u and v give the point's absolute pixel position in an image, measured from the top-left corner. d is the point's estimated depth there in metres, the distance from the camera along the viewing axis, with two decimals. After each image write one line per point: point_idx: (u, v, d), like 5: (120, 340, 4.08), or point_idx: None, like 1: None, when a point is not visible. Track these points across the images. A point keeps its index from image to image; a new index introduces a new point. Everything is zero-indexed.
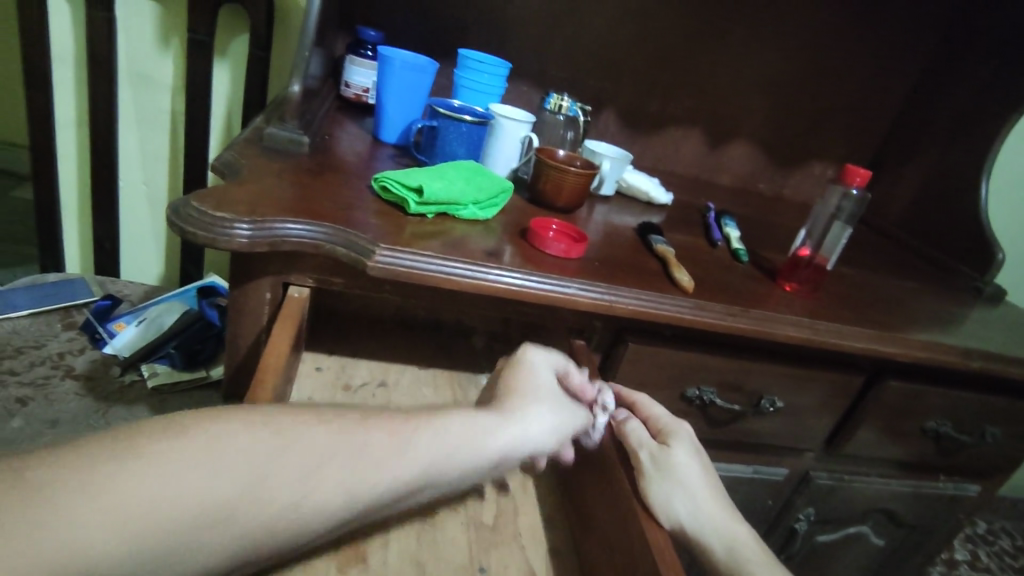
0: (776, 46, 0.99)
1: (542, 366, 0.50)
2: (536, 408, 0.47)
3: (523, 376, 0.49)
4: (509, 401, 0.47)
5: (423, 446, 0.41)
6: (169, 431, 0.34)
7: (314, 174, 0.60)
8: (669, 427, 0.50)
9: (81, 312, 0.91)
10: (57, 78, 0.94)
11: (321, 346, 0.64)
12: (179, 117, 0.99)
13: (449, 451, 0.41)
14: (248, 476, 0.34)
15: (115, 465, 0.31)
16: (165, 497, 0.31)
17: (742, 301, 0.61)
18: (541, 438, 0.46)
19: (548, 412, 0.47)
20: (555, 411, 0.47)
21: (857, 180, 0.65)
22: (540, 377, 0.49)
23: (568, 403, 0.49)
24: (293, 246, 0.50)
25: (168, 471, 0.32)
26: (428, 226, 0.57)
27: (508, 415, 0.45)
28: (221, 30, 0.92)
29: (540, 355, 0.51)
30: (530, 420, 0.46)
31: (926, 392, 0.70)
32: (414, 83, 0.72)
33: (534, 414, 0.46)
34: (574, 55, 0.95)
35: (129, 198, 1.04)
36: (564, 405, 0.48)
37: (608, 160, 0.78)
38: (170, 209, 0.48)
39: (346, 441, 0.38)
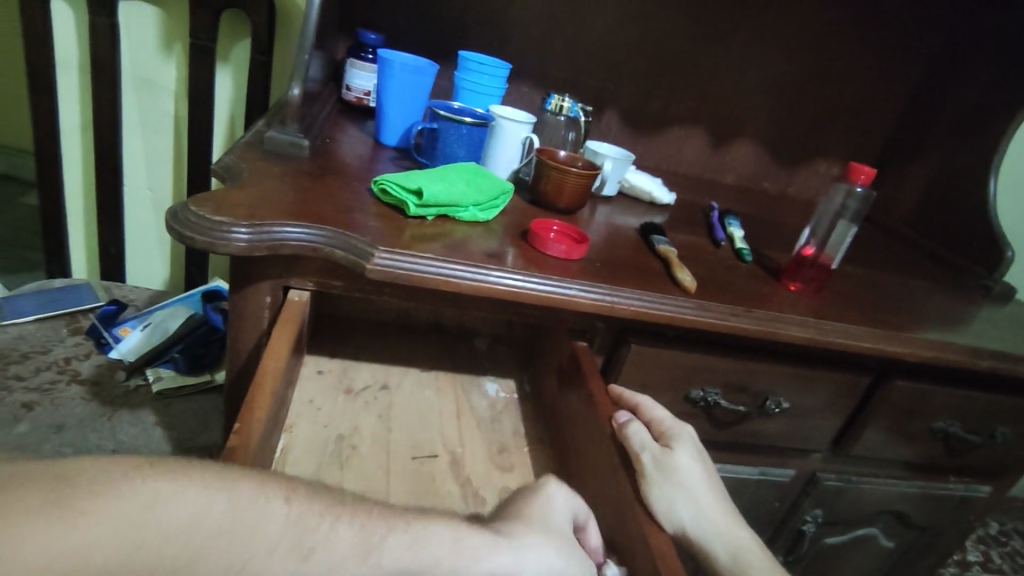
0: (779, 44, 0.98)
1: (560, 503, 0.44)
2: (541, 540, 0.41)
3: (535, 507, 0.43)
4: (512, 528, 0.41)
5: (397, 544, 0.36)
6: (179, 472, 0.32)
7: (314, 177, 0.60)
8: (672, 430, 0.49)
9: (87, 317, 0.92)
10: (62, 84, 0.95)
11: (323, 349, 0.64)
12: (182, 122, 0.99)
13: None
14: (250, 531, 0.32)
15: (134, 488, 0.30)
16: (178, 522, 0.31)
17: (746, 301, 0.60)
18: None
19: (553, 554, 0.40)
20: (562, 552, 0.41)
21: (861, 178, 0.65)
22: (556, 518, 0.43)
23: (577, 550, 0.42)
24: (292, 249, 0.49)
25: (180, 501, 0.31)
26: (428, 228, 0.57)
27: (508, 544, 0.39)
28: (223, 35, 0.93)
29: (563, 495, 0.45)
30: (528, 552, 0.40)
31: (934, 391, 0.69)
32: (414, 85, 0.72)
33: (537, 547, 0.40)
34: (575, 55, 0.94)
35: (134, 203, 1.04)
36: (571, 545, 0.42)
37: (610, 160, 0.78)
38: (169, 213, 0.48)
39: (343, 527, 0.35)
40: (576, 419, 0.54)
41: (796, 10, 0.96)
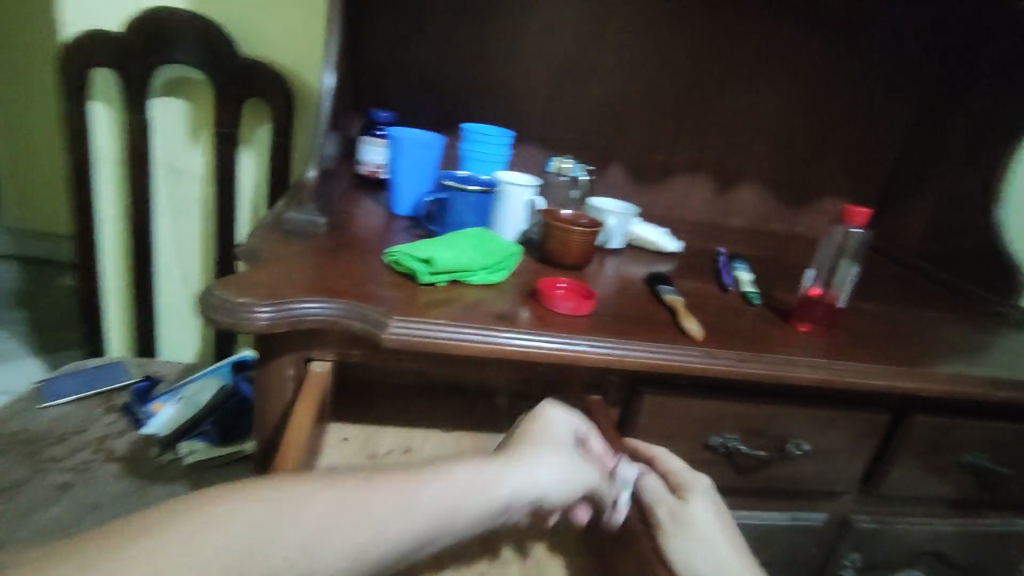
0: (773, 90, 1.02)
1: (560, 423, 0.50)
2: (542, 457, 0.46)
3: (537, 427, 0.49)
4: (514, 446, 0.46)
5: (433, 490, 0.40)
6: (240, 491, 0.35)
7: (331, 253, 0.64)
8: (688, 480, 0.49)
9: (122, 395, 0.95)
10: (100, 178, 1.02)
11: (346, 416, 0.66)
12: (209, 203, 1.05)
13: (465, 521, 0.41)
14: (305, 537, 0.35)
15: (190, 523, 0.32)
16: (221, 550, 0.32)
17: (754, 345, 0.61)
18: (546, 486, 0.45)
19: (554, 463, 0.47)
20: (564, 463, 0.47)
21: (857, 219, 0.66)
22: (557, 433, 0.49)
23: (580, 461, 0.48)
24: (311, 322, 0.52)
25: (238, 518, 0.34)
26: (440, 294, 0.60)
27: (511, 459, 0.45)
28: (245, 121, 1.00)
29: (562, 414, 0.50)
30: (535, 465, 0.45)
31: (959, 425, 0.68)
32: (421, 159, 0.76)
33: (537, 462, 0.46)
34: (575, 117, 0.99)
35: (165, 282, 1.10)
36: (573, 459, 0.48)
37: (614, 216, 0.81)
38: (197, 297, 0.51)
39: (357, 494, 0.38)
40: None
41: (785, 59, 1.00)
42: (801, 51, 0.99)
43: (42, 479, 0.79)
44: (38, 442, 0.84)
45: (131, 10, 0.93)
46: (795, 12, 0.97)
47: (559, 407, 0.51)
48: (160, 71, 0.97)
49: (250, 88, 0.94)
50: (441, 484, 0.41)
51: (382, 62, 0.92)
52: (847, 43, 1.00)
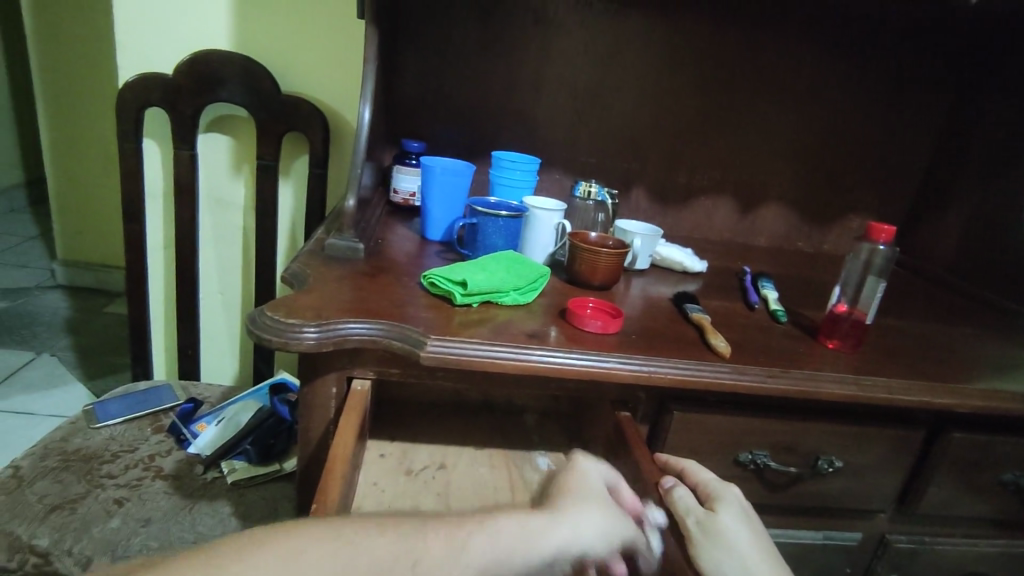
0: (794, 112, 1.03)
1: (594, 476, 0.52)
2: (585, 511, 0.47)
3: (574, 480, 0.51)
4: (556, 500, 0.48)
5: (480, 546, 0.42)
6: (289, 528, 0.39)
7: (370, 277, 0.67)
8: (718, 490, 0.51)
9: (169, 415, 1.00)
10: (150, 211, 1.08)
11: (383, 433, 0.68)
12: (250, 232, 1.11)
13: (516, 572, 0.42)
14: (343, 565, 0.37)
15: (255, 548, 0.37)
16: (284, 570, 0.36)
17: (782, 362, 0.62)
18: (590, 536, 0.46)
19: (597, 514, 0.48)
20: (605, 514, 0.48)
21: (882, 236, 0.67)
22: (593, 484, 0.51)
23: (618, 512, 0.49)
24: (354, 342, 0.55)
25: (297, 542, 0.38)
26: (474, 314, 0.62)
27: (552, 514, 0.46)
28: (285, 155, 1.06)
29: (594, 463, 0.53)
30: (578, 518, 0.47)
31: (997, 442, 0.67)
32: (454, 186, 0.80)
33: (582, 516, 0.47)
34: (600, 143, 1.02)
35: (209, 307, 1.15)
36: (612, 510, 0.49)
37: (639, 237, 0.83)
38: (248, 320, 0.55)
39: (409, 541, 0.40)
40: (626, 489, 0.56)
41: (806, 81, 1.02)
42: (821, 73, 1.01)
43: (97, 494, 0.82)
44: (92, 461, 0.88)
45: (181, 54, 1.00)
46: (813, 36, 0.99)
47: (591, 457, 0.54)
48: (208, 109, 1.03)
49: (290, 123, 0.99)
50: (487, 538, 0.42)
51: (414, 95, 0.96)
52: (868, 63, 1.01)
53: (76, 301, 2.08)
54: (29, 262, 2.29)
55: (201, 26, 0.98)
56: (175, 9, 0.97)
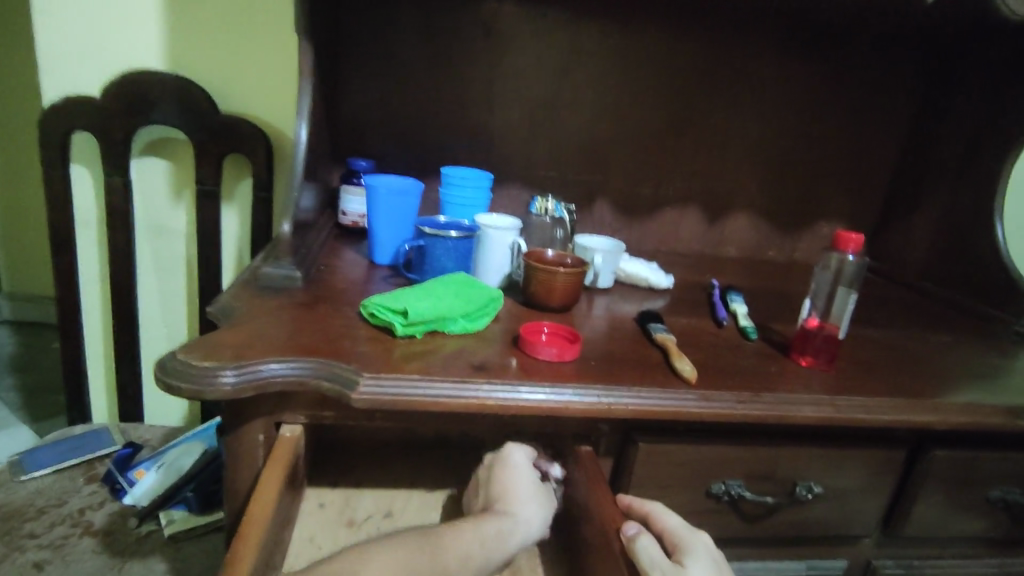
0: (757, 118, 1.01)
1: (523, 462, 0.54)
2: (525, 510, 0.50)
3: (508, 478, 0.52)
4: (502, 504, 0.50)
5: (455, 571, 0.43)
6: None
7: (305, 308, 0.61)
8: (684, 538, 0.47)
9: (104, 463, 0.92)
10: (83, 242, 1.01)
11: (325, 479, 0.62)
12: (194, 261, 1.04)
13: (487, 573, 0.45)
14: None
15: None
16: None
17: (752, 384, 0.58)
18: (538, 529, 0.50)
19: (536, 508, 0.51)
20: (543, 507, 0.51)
21: (851, 246, 0.63)
22: (522, 468, 0.53)
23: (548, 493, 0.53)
24: (278, 386, 0.49)
25: None
26: (417, 346, 0.57)
27: (506, 520, 0.49)
28: (227, 178, 1.00)
29: (520, 453, 0.54)
30: (527, 516, 0.50)
31: (980, 458, 0.63)
32: (401, 206, 0.75)
33: (526, 516, 0.50)
34: (559, 156, 0.98)
35: (151, 342, 1.08)
36: (544, 498, 0.52)
37: (600, 254, 0.78)
38: (158, 363, 0.48)
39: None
40: (587, 534, 0.51)
41: (767, 86, 0.99)
42: (781, 77, 0.99)
43: (15, 558, 0.74)
44: (12, 519, 0.80)
45: (109, 74, 0.93)
46: (771, 40, 0.97)
47: (515, 445, 0.55)
48: (141, 131, 0.96)
49: (231, 145, 0.93)
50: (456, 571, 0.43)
51: (362, 111, 0.92)
52: (828, 65, 0.99)
53: (20, 337, 1.96)
54: None
55: (131, 44, 0.92)
56: (100, 25, 0.91)
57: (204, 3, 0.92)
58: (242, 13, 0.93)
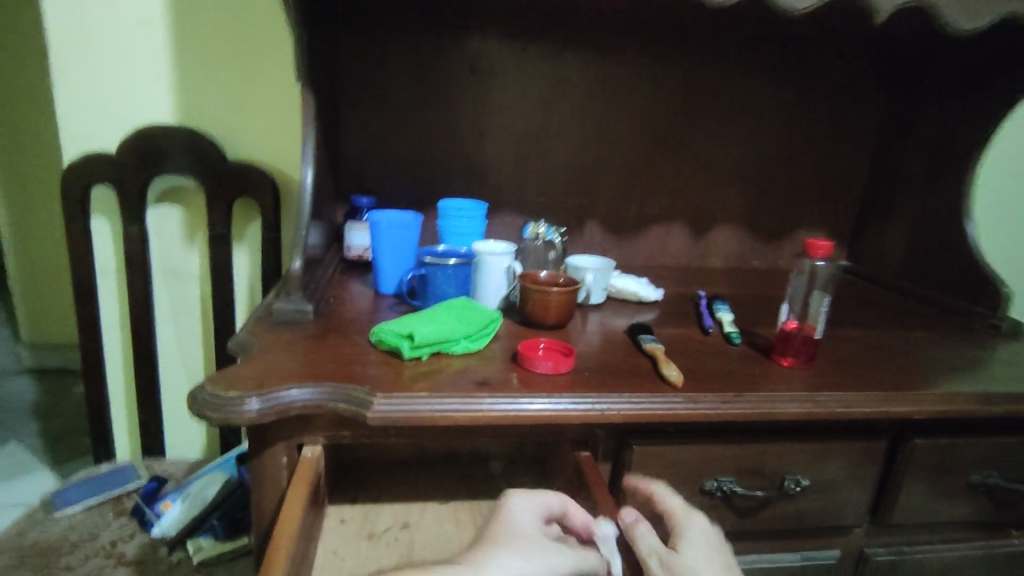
0: (733, 135, 1.06)
1: (520, 513, 0.51)
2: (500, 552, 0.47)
3: (497, 527, 0.50)
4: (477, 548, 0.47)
5: None
6: None
7: (318, 339, 0.66)
8: (680, 513, 0.54)
9: (132, 497, 0.96)
10: (103, 289, 1.07)
11: (344, 497, 0.66)
12: (208, 301, 1.10)
13: None
14: None
15: None
16: None
17: (735, 386, 0.62)
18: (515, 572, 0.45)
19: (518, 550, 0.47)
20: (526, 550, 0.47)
21: (820, 252, 0.68)
22: (520, 520, 0.51)
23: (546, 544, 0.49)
24: (297, 409, 0.54)
25: None
26: (424, 367, 0.62)
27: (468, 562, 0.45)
28: (237, 220, 1.06)
29: (522, 502, 0.52)
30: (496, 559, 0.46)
31: (957, 444, 0.67)
32: (403, 239, 0.80)
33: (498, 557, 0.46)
34: (549, 182, 1.04)
35: (171, 381, 1.13)
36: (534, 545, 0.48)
37: (591, 272, 0.83)
38: (189, 396, 0.53)
39: None
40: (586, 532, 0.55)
41: (741, 104, 1.05)
42: (754, 96, 1.05)
43: None
44: (50, 554, 0.84)
45: (125, 131, 1.00)
46: (740, 63, 1.03)
47: (517, 495, 0.53)
48: (155, 181, 1.03)
49: (239, 189, 0.99)
50: None
51: (361, 151, 0.98)
52: (796, 82, 1.05)
53: (43, 385, 2.02)
54: None
55: (143, 102, 0.99)
56: (115, 87, 0.98)
57: (209, 60, 0.99)
58: (246, 68, 1.00)
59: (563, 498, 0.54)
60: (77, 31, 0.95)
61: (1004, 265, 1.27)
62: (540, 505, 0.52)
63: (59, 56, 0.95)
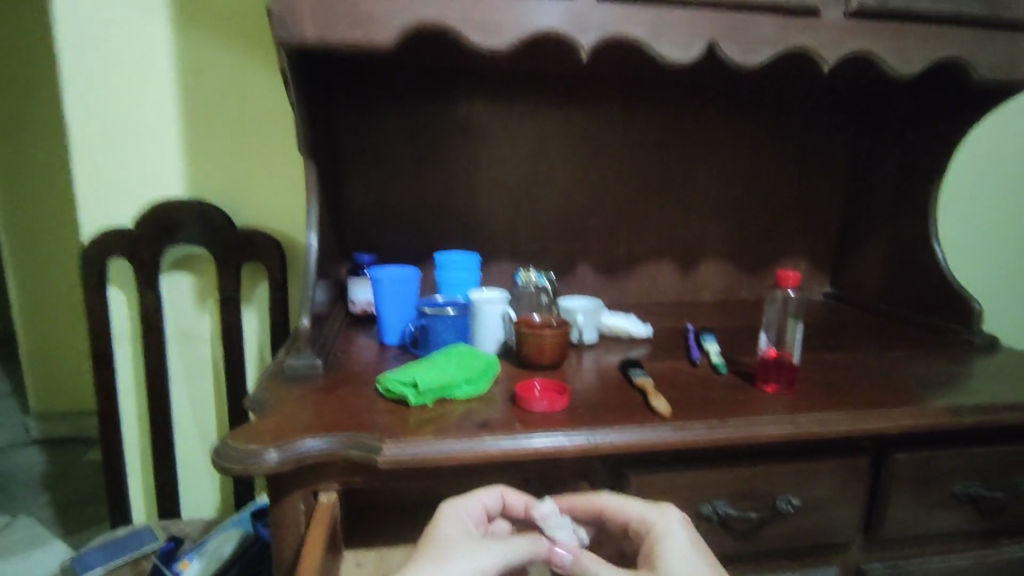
0: (709, 176, 1.13)
1: (455, 517, 0.55)
2: (445, 555, 0.49)
3: (436, 532, 0.53)
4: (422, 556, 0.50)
5: None
6: None
7: (328, 392, 0.71)
8: (651, 515, 0.57)
9: (150, 558, 0.99)
10: (119, 356, 1.11)
11: (359, 542, 0.69)
12: (219, 361, 1.14)
13: None
14: None
15: None
16: None
17: (721, 412, 0.66)
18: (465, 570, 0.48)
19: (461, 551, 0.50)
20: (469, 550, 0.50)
21: (789, 282, 0.73)
22: (457, 523, 0.54)
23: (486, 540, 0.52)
24: (313, 458, 0.58)
25: None
26: (428, 413, 0.66)
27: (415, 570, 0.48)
28: (245, 283, 1.11)
29: (456, 507, 0.56)
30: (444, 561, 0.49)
31: (938, 457, 0.71)
32: (403, 292, 0.86)
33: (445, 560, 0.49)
34: (538, 230, 1.10)
35: (185, 442, 1.16)
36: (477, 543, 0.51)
37: (582, 313, 0.88)
38: (212, 451, 0.58)
39: None
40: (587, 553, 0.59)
41: (712, 147, 1.12)
42: (724, 138, 1.12)
43: None
44: None
45: (139, 207, 1.07)
46: (708, 109, 1.10)
47: (450, 501, 0.57)
48: (168, 251, 1.09)
49: (247, 254, 1.06)
50: None
51: (360, 212, 1.04)
52: (763, 124, 1.12)
53: (53, 454, 2.03)
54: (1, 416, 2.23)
55: (156, 179, 1.06)
56: (129, 167, 1.05)
57: (216, 137, 1.06)
58: (250, 142, 1.07)
59: (496, 491, 0.59)
60: (95, 119, 1.03)
61: (971, 284, 1.34)
62: (474, 501, 0.57)
63: (79, 142, 1.03)
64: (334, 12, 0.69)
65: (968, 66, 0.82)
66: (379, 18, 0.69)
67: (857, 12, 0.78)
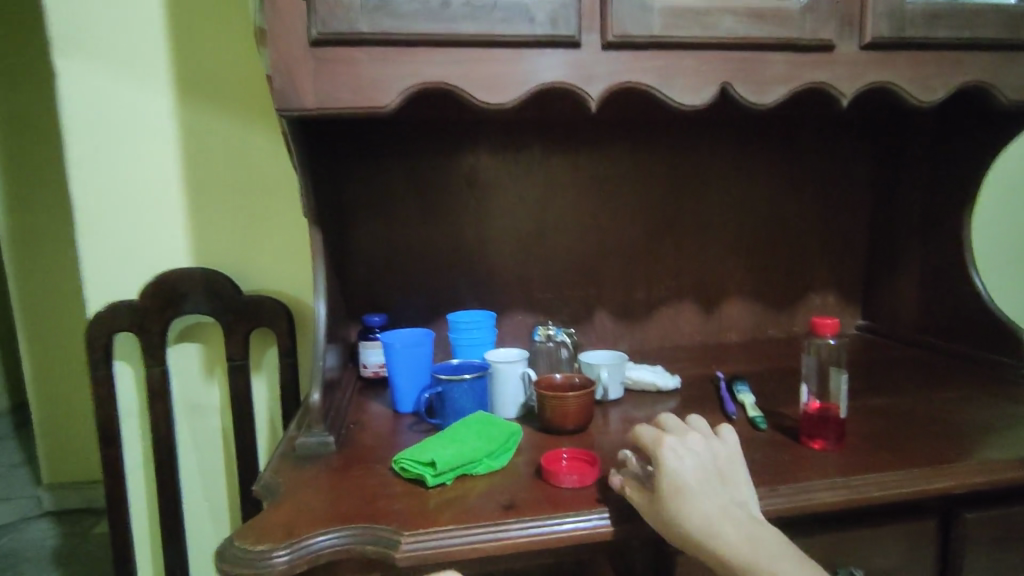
0: (726, 214, 1.09)
1: None
2: None
3: None
4: None
5: None
6: None
7: (341, 473, 0.66)
8: (656, 440, 0.58)
9: None
10: (126, 431, 1.08)
11: None
12: (229, 432, 1.10)
13: None
14: None
15: None
16: None
17: (768, 478, 0.61)
18: None
19: None
20: None
21: (827, 330, 0.68)
22: None
23: None
24: (327, 556, 0.53)
25: None
26: (449, 494, 0.61)
27: None
28: (254, 350, 1.08)
29: None
30: None
31: (1012, 513, 0.64)
32: (417, 356, 0.82)
33: None
34: (553, 278, 1.06)
35: (195, 518, 1.11)
36: None
37: (605, 368, 0.83)
38: (218, 553, 0.53)
39: None
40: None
41: (729, 184, 1.09)
42: (740, 175, 1.09)
43: None
44: None
45: (145, 277, 1.05)
46: (722, 147, 1.07)
47: None
48: (175, 320, 1.06)
49: (254, 320, 1.02)
50: None
51: (369, 271, 1.01)
52: (777, 157, 1.09)
53: (62, 527, 1.96)
54: (11, 489, 2.17)
55: (162, 248, 1.05)
56: (135, 237, 1.04)
57: (220, 201, 1.05)
58: (255, 205, 1.06)
59: None
60: (99, 191, 1.02)
61: (1014, 308, 1.26)
62: None
63: (84, 217, 1.02)
64: (335, 78, 0.67)
65: (993, 90, 0.79)
66: (381, 82, 0.68)
67: (872, 43, 0.75)
